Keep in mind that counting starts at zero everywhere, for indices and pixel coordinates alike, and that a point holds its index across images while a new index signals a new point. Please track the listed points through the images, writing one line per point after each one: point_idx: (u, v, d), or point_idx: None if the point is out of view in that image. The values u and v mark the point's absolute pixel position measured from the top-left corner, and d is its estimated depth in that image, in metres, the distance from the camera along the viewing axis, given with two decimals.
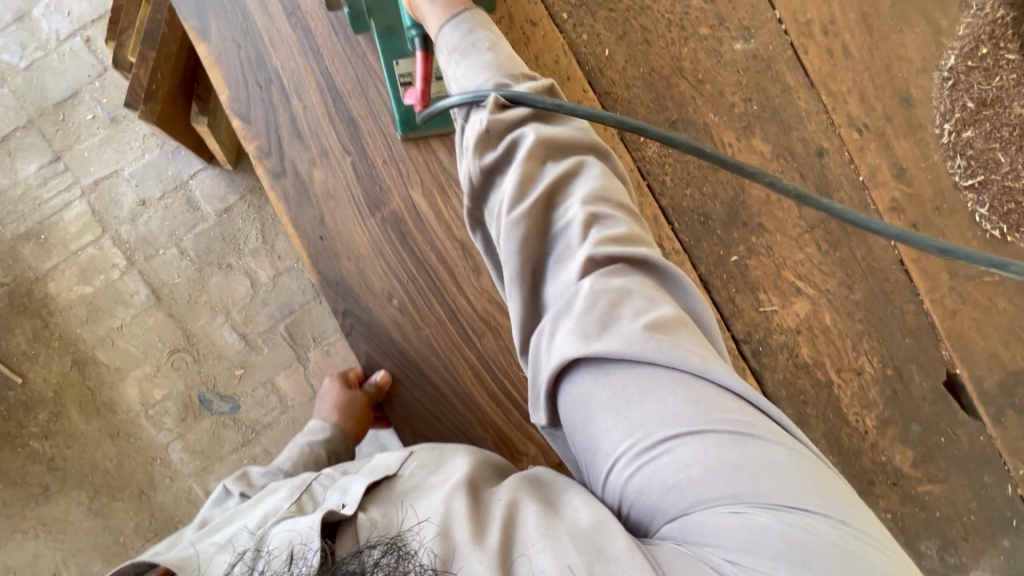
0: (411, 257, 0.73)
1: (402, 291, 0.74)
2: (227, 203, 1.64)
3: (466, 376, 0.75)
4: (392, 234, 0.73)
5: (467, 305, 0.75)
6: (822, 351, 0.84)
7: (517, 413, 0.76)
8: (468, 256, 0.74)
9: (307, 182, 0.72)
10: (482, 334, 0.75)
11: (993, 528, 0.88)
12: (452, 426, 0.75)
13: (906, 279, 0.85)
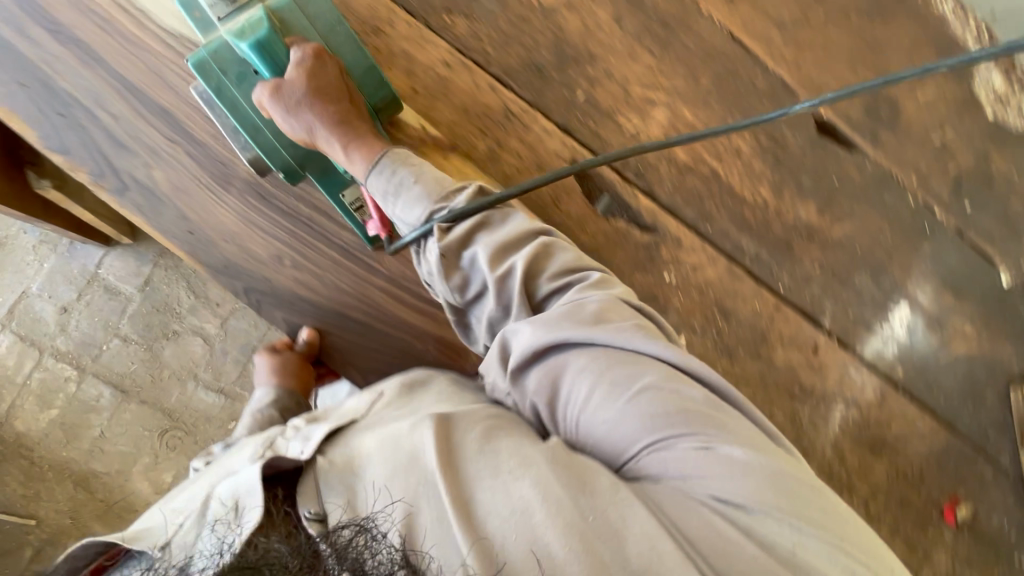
0: (282, 214, 0.75)
1: (288, 249, 0.76)
2: (144, 275, 1.63)
3: (383, 300, 0.78)
4: (254, 201, 0.74)
5: (354, 237, 0.76)
6: (696, 147, 0.89)
7: (445, 315, 0.79)
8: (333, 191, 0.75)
9: (152, 185, 0.73)
10: (379, 257, 0.77)
11: (908, 238, 0.96)
12: (393, 350, 0.79)
13: (740, 50, 0.89)
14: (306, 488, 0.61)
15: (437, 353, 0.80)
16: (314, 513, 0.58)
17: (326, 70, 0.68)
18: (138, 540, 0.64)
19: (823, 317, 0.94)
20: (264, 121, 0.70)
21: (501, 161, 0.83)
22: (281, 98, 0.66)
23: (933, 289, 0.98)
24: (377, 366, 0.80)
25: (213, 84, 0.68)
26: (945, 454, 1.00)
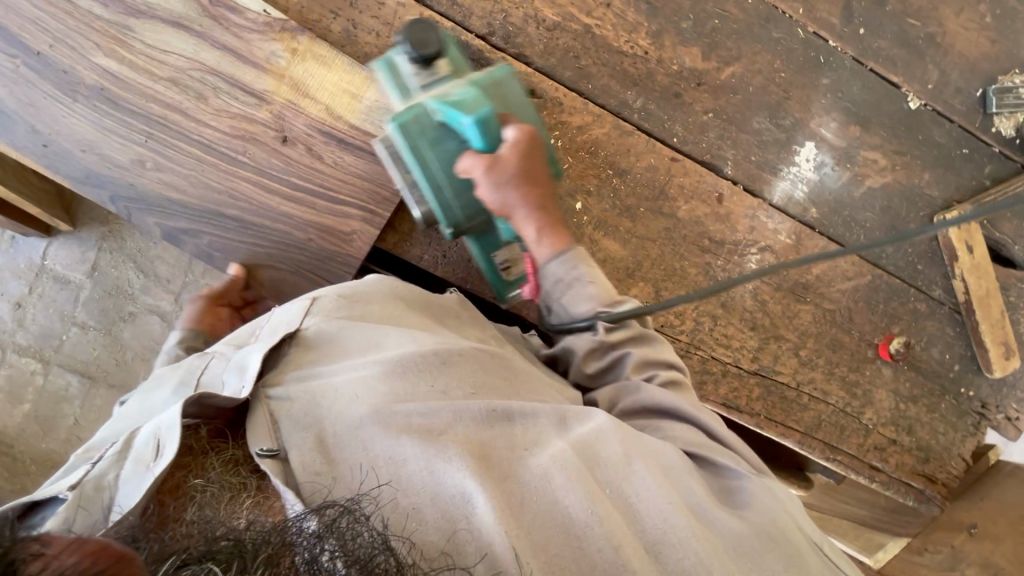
0: (135, 116, 0.75)
1: (148, 152, 0.76)
2: (90, 260, 1.63)
3: (255, 195, 0.79)
4: (106, 107, 0.75)
5: (214, 132, 0.77)
6: (563, 5, 0.86)
7: (320, 201, 0.80)
8: (182, 87, 0.75)
9: (3, 103, 0.73)
10: (243, 150, 0.78)
11: (806, 73, 0.93)
12: (276, 245, 0.81)
13: None
14: (255, 423, 0.57)
15: (319, 242, 0.81)
16: (267, 450, 0.55)
17: (535, 147, 0.69)
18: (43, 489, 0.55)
19: (725, 165, 0.92)
20: (447, 182, 0.69)
21: (359, 41, 0.82)
22: (495, 173, 0.67)
23: (838, 123, 0.95)
24: (262, 261, 0.82)
25: (407, 134, 0.66)
26: (873, 292, 0.98)
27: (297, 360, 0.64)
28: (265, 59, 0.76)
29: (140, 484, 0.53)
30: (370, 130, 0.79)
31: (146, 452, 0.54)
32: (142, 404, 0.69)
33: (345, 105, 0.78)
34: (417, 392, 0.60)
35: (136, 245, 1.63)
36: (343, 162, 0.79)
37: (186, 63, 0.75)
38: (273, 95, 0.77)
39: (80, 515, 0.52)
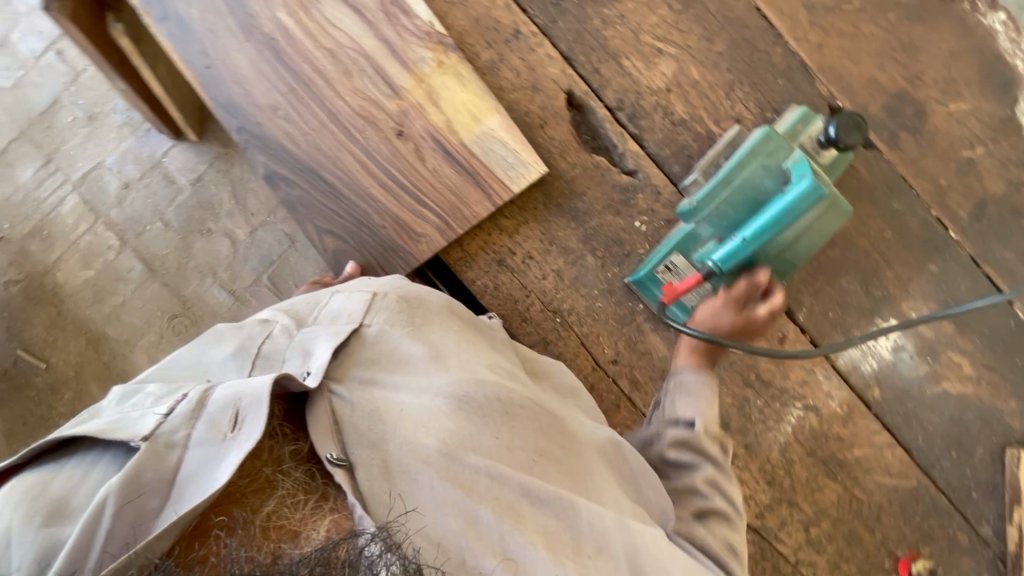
0: (287, 69, 0.84)
1: (284, 102, 0.84)
2: (198, 171, 1.79)
3: (354, 170, 0.85)
4: (266, 53, 0.83)
5: (343, 105, 0.84)
6: (696, 106, 0.88)
7: (407, 196, 0.85)
8: (336, 61, 0.83)
9: (188, 20, 0.83)
10: (362, 129, 0.84)
11: (915, 254, 0.89)
12: (353, 220, 0.86)
13: (765, 24, 0.88)
14: (319, 422, 0.58)
15: (390, 232, 0.86)
16: (338, 458, 0.56)
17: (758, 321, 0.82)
18: (114, 429, 0.53)
19: (798, 310, 0.89)
20: (728, 195, 0.79)
21: (499, 75, 0.88)
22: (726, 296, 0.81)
23: (932, 314, 0.89)
24: (333, 228, 0.87)
25: (762, 138, 0.77)
26: (912, 500, 0.89)
27: (356, 359, 0.66)
28: (413, 60, 0.83)
29: (216, 457, 0.52)
30: (476, 152, 0.83)
31: (220, 420, 0.53)
32: (197, 360, 0.66)
33: (464, 123, 0.83)
34: (481, 442, 0.61)
35: (241, 173, 1.76)
36: (441, 170, 0.84)
37: (347, 41, 0.83)
38: (407, 92, 0.83)
39: (149, 471, 0.50)
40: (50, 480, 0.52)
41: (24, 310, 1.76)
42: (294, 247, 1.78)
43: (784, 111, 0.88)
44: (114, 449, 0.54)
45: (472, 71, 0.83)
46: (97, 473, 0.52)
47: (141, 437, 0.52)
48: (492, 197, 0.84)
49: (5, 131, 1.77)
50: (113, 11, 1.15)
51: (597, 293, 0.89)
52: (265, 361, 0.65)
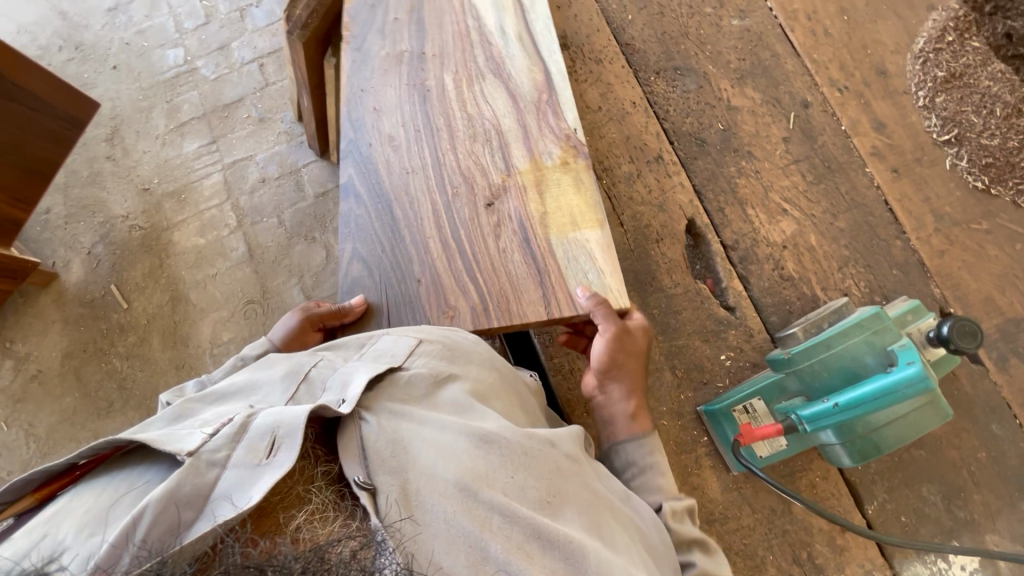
0: (424, 117, 0.93)
1: (404, 136, 0.91)
2: (325, 188, 2.00)
3: (426, 217, 0.85)
4: (416, 99, 0.94)
5: (453, 161, 0.89)
6: (807, 268, 0.92)
7: (460, 263, 0.83)
8: (469, 126, 0.92)
9: (375, 55, 0.98)
10: (457, 186, 0.88)
11: (1008, 486, 0.84)
12: (393, 261, 0.82)
13: (891, 216, 0.93)
14: (346, 442, 0.51)
15: (421, 294, 0.81)
16: (364, 482, 0.48)
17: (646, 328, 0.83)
18: (161, 441, 0.43)
19: (869, 501, 0.84)
20: (824, 357, 0.80)
21: (632, 188, 0.97)
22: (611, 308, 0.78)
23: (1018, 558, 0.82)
24: (370, 259, 0.83)
25: (871, 315, 0.79)
26: None
27: (388, 392, 0.57)
28: (540, 150, 0.90)
29: (251, 480, 0.42)
30: (557, 254, 0.82)
31: (261, 443, 0.44)
32: (248, 381, 0.58)
33: (559, 223, 0.85)
34: (499, 480, 0.53)
35: None
36: (510, 256, 0.83)
37: (489, 115, 0.93)
38: (518, 173, 0.88)
39: (187, 486, 0.41)
40: (88, 497, 0.42)
41: (134, 253, 1.96)
42: None
43: (894, 300, 0.89)
44: (153, 467, 0.44)
45: (589, 179, 0.88)
46: (131, 492, 0.42)
47: (185, 452, 0.42)
48: (547, 303, 0.80)
49: (192, 110, 2.09)
50: (334, 48, 1.37)
51: (666, 411, 0.88)
52: (308, 389, 0.58)
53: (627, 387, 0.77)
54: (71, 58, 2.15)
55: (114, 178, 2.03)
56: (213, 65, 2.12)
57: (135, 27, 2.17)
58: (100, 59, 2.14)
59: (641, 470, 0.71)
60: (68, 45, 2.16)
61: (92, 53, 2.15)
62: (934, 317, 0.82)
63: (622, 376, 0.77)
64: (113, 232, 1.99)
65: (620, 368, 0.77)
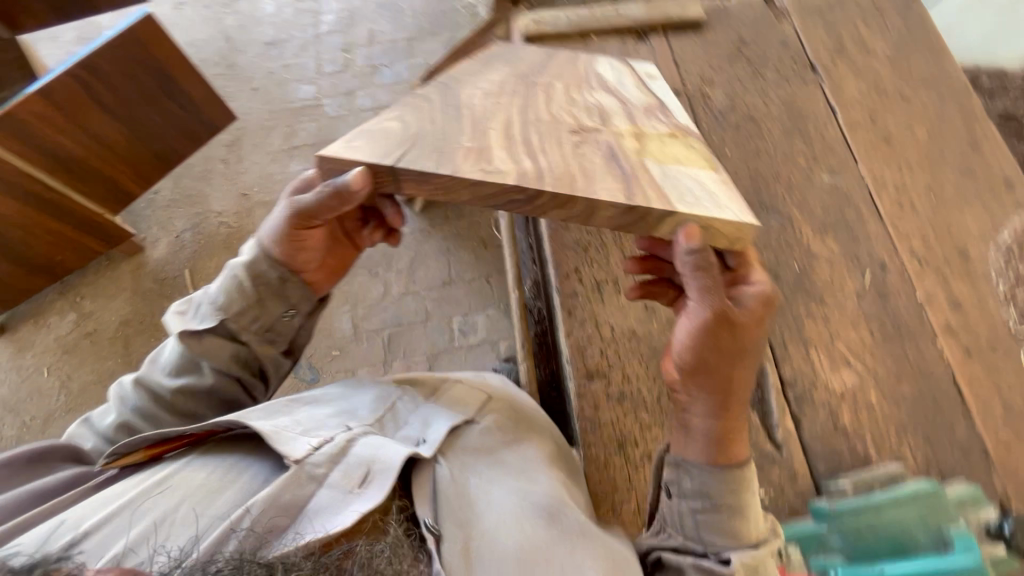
0: (526, 75, 0.91)
1: (497, 78, 0.89)
2: (401, 232, 2.15)
3: (498, 120, 0.78)
4: (523, 67, 0.94)
5: (548, 102, 0.84)
6: (863, 424, 0.91)
7: (522, 150, 0.73)
8: (569, 91, 0.87)
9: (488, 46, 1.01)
10: (541, 115, 0.80)
11: None
12: (445, 132, 0.74)
13: (956, 395, 0.92)
14: (421, 485, 0.67)
15: (468, 153, 0.71)
16: (432, 527, 0.64)
17: (766, 305, 0.77)
18: (276, 442, 0.66)
19: None
20: (870, 521, 0.82)
21: None
22: (711, 289, 0.74)
23: None
24: (418, 124, 0.76)
25: (929, 491, 0.81)
26: None
27: (464, 447, 0.73)
28: (645, 124, 0.83)
29: (341, 504, 0.63)
30: (653, 173, 0.73)
31: (353, 473, 0.65)
32: (345, 393, 0.79)
33: (658, 158, 0.77)
34: (553, 553, 0.64)
35: (428, 251, 2.11)
36: (592, 165, 0.73)
37: (595, 91, 0.89)
38: (616, 127, 0.81)
39: (287, 495, 0.63)
40: (203, 470, 0.68)
41: (216, 247, 2.14)
42: (424, 323, 2.02)
43: (950, 481, 0.87)
44: (261, 461, 0.70)
45: (700, 144, 0.83)
46: (241, 478, 0.68)
47: (293, 458, 0.65)
48: (628, 192, 0.69)
49: (307, 137, 2.32)
50: None
51: None
52: (393, 414, 0.75)
53: (714, 395, 0.77)
54: (222, 73, 2.48)
55: (221, 179, 2.26)
56: (336, 105, 2.38)
57: (282, 61, 2.49)
58: (244, 80, 2.46)
59: (713, 507, 0.75)
60: (223, 63, 2.50)
61: (241, 74, 2.48)
62: (993, 510, 0.81)
63: (709, 380, 0.77)
64: (204, 224, 2.19)
65: (706, 371, 0.77)
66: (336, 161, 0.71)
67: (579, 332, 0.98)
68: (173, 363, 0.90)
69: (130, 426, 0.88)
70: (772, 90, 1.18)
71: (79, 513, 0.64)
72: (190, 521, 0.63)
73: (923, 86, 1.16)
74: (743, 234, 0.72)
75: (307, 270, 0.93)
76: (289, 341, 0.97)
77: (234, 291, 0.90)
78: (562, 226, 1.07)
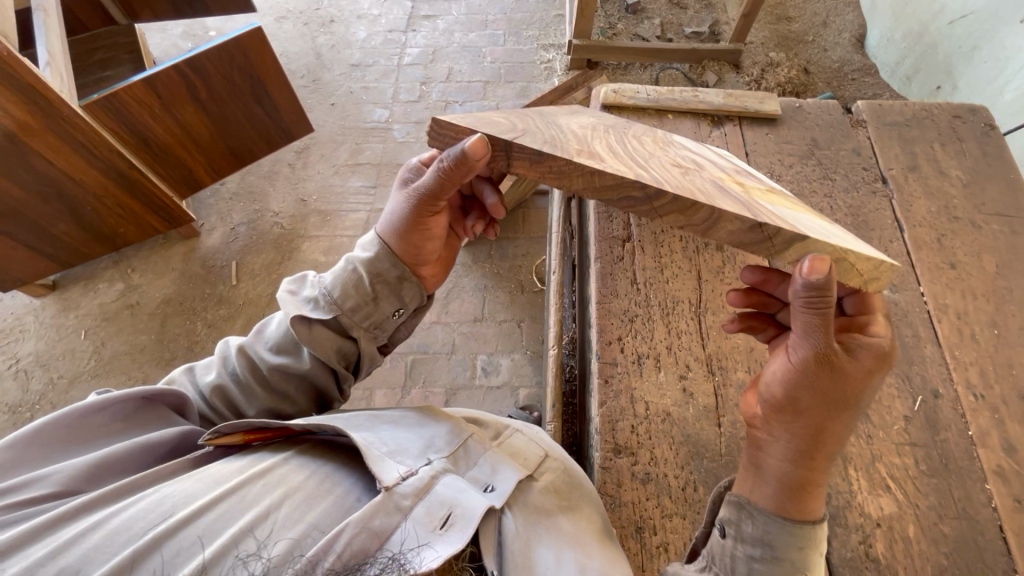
0: (605, 124, 0.87)
1: (587, 119, 0.84)
2: None
3: (597, 137, 0.70)
4: (605, 120, 0.92)
5: (642, 142, 0.78)
6: (898, 558, 0.86)
7: (629, 158, 0.64)
8: (656, 141, 0.82)
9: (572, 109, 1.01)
10: (636, 144, 0.73)
11: None
12: (546, 130, 0.66)
13: (1004, 547, 0.86)
14: (489, 535, 0.64)
15: (570, 141, 0.64)
16: None
17: (880, 360, 0.67)
18: (372, 461, 0.63)
19: None
20: None
21: None
22: (822, 326, 0.64)
23: None
24: (517, 122, 0.68)
25: None
26: None
27: (524, 503, 0.70)
28: (743, 176, 0.77)
29: (424, 543, 0.58)
30: (770, 208, 0.63)
31: (435, 514, 0.61)
32: (418, 423, 0.75)
33: (766, 198, 0.67)
34: None
35: (465, 285, 2.14)
36: (708, 187, 0.63)
37: (685, 148, 0.85)
38: (719, 172, 0.73)
39: (377, 520, 0.58)
40: (302, 474, 0.63)
41: (266, 245, 2.22)
42: (449, 355, 2.03)
43: None
44: (352, 476, 0.66)
45: (797, 202, 0.77)
46: (338, 490, 0.63)
47: (384, 484, 0.61)
48: (750, 210, 0.59)
49: (371, 156, 2.42)
50: None
51: None
52: (463, 454, 0.72)
53: (799, 440, 0.67)
54: (305, 86, 2.64)
55: (284, 182, 2.37)
56: (405, 132, 2.49)
57: (362, 83, 2.63)
58: (325, 95, 2.61)
59: (775, 560, 0.65)
60: (309, 77, 2.66)
61: (323, 89, 2.63)
62: None
63: (797, 421, 0.67)
64: (260, 221, 2.28)
65: (797, 411, 0.67)
66: (454, 127, 0.64)
67: (612, 403, 0.97)
68: (277, 339, 0.81)
69: (223, 391, 0.81)
70: (839, 195, 1.19)
71: (182, 489, 0.59)
72: (288, 525, 0.57)
73: (995, 217, 1.14)
74: (877, 271, 0.64)
75: (424, 263, 0.85)
76: (388, 337, 0.86)
77: (352, 280, 0.80)
78: (611, 292, 1.08)
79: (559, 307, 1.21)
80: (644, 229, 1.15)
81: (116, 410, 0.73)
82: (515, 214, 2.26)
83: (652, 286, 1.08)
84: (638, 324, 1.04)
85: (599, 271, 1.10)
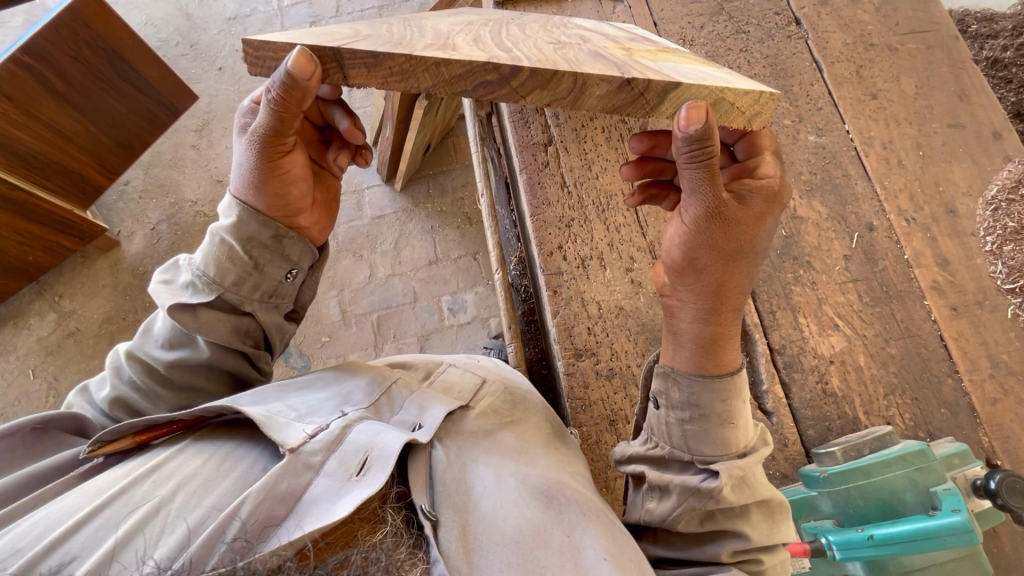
0: (483, 17, 0.79)
1: (465, 17, 0.77)
2: (383, 212, 2.10)
3: (458, 29, 0.64)
4: (486, 14, 0.84)
5: (518, 28, 0.71)
6: (852, 388, 0.91)
7: (491, 44, 0.58)
8: (540, 26, 0.76)
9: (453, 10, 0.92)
10: (510, 31, 0.66)
11: None
12: (394, 32, 0.59)
13: (944, 353, 0.92)
14: (419, 469, 0.63)
15: (422, 38, 0.58)
16: (429, 511, 0.59)
17: (769, 204, 0.67)
18: (272, 429, 0.60)
19: None
20: (861, 483, 0.83)
21: None
22: (710, 180, 0.61)
23: None
24: (366, 29, 0.61)
25: (917, 451, 0.81)
26: None
27: (457, 433, 0.70)
28: (626, 40, 0.71)
29: (339, 490, 0.55)
30: (644, 63, 0.59)
31: (350, 461, 0.59)
32: (338, 383, 0.73)
33: (645, 56, 0.63)
34: (554, 536, 0.60)
35: (412, 230, 2.07)
36: (576, 55, 0.58)
37: (570, 26, 0.79)
38: (597, 40, 0.67)
39: (283, 484, 0.55)
40: (196, 462, 0.59)
41: (195, 238, 2.09)
42: (413, 304, 2.00)
43: (938, 439, 0.88)
44: (258, 449, 0.62)
45: (688, 55, 0.72)
46: (242, 465, 0.60)
47: (288, 447, 0.58)
48: (619, 68, 0.55)
49: None
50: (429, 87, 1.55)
51: None
52: (387, 401, 0.71)
53: (705, 300, 0.68)
54: (184, 54, 2.36)
55: (193, 166, 2.19)
56: None
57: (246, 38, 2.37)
58: (209, 60, 2.35)
59: (703, 418, 0.68)
60: (184, 43, 2.38)
61: (204, 53, 2.36)
62: (981, 466, 0.82)
63: (700, 281, 0.68)
64: (180, 214, 2.13)
65: (698, 271, 0.68)
66: (274, 47, 0.56)
67: (565, 311, 0.97)
68: (166, 336, 0.76)
69: (125, 403, 0.77)
70: (755, 47, 1.14)
71: (60, 508, 0.54)
72: (182, 514, 0.53)
73: (909, 36, 1.11)
74: (760, 107, 0.60)
75: (301, 213, 0.78)
76: (293, 302, 0.83)
77: (224, 251, 0.74)
78: (542, 202, 1.04)
79: (496, 229, 1.17)
80: (564, 128, 1.09)
81: (5, 447, 0.65)
82: (444, 145, 2.15)
83: (583, 185, 1.04)
84: (576, 228, 1.02)
85: (527, 182, 1.05)
